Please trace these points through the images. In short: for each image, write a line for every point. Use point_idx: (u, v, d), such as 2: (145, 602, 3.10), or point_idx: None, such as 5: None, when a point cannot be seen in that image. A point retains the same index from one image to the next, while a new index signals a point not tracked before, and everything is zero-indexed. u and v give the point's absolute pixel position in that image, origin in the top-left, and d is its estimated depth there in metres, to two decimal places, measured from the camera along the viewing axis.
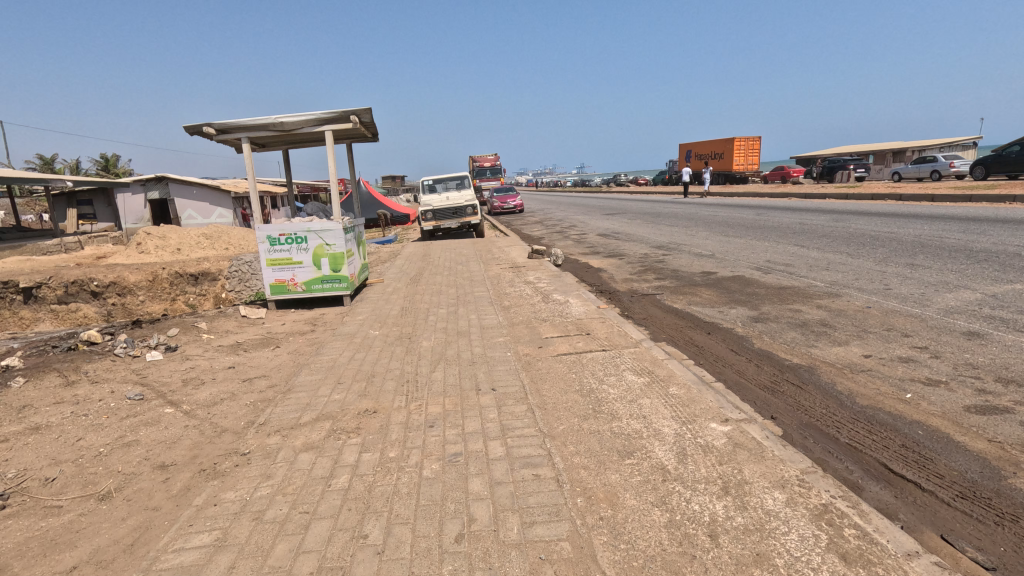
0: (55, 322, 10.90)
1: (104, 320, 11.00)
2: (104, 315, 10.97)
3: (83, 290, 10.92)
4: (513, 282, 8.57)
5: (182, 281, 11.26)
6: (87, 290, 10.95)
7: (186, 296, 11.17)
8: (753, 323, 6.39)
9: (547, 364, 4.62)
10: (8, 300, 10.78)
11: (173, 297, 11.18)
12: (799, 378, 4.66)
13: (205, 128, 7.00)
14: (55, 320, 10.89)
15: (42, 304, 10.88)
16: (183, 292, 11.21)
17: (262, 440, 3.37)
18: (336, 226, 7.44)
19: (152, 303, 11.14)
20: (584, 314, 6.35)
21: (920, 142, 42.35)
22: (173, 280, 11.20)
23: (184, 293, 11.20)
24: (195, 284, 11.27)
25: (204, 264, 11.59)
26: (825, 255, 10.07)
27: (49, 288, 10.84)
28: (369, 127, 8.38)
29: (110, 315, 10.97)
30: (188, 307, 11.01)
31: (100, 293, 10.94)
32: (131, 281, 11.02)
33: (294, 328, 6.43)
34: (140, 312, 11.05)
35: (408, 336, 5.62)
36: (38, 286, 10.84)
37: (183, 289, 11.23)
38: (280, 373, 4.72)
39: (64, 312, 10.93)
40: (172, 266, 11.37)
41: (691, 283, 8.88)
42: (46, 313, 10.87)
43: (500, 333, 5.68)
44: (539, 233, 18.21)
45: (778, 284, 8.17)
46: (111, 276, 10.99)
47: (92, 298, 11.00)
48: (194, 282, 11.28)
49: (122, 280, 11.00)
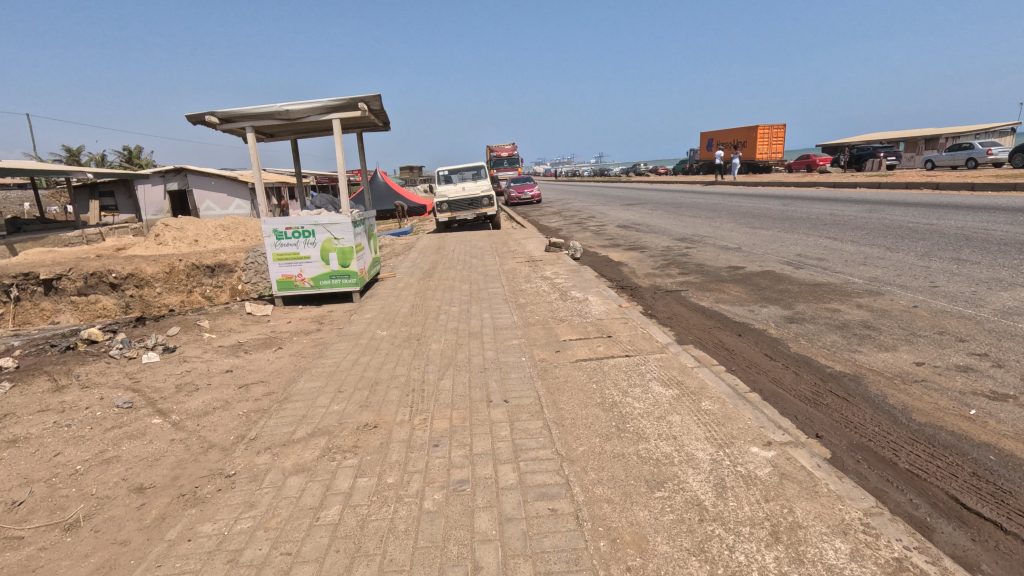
0: (76, 314, 10.82)
1: (123, 312, 10.90)
2: (123, 307, 10.88)
3: (102, 281, 10.81)
4: (529, 278, 8.19)
5: (199, 273, 11.18)
6: (106, 282, 10.84)
7: (203, 288, 10.96)
8: (788, 324, 5.92)
9: (565, 372, 4.25)
10: (29, 291, 10.70)
11: (190, 289, 11.10)
12: (845, 389, 4.21)
13: (208, 117, 6.71)
14: (76, 312, 10.79)
15: (63, 295, 10.79)
16: (199, 284, 11.13)
17: (250, 460, 3.07)
18: (345, 220, 7.09)
19: (169, 295, 11.01)
20: (605, 314, 5.96)
21: (955, 130, 40.73)
22: (190, 272, 11.11)
23: (201, 285, 11.15)
24: (211, 276, 11.22)
25: (221, 257, 11.60)
26: (862, 248, 9.49)
27: (69, 280, 10.75)
28: (380, 115, 8.00)
29: (128, 308, 10.87)
30: (204, 300, 10.79)
31: (119, 285, 10.83)
32: (149, 273, 10.90)
33: (300, 327, 6.15)
34: (157, 305, 10.92)
35: (417, 338, 5.29)
36: (58, 278, 10.76)
37: (200, 281, 11.19)
38: (280, 379, 4.41)
39: (84, 304, 10.81)
40: (188, 259, 11.34)
41: (718, 279, 8.40)
42: (66, 305, 10.76)
43: (514, 334, 5.31)
44: (556, 225, 17.78)
45: (812, 280, 7.66)
46: (129, 268, 10.88)
47: (110, 290, 10.89)
48: (209, 273, 11.34)
49: (139, 272, 10.87)
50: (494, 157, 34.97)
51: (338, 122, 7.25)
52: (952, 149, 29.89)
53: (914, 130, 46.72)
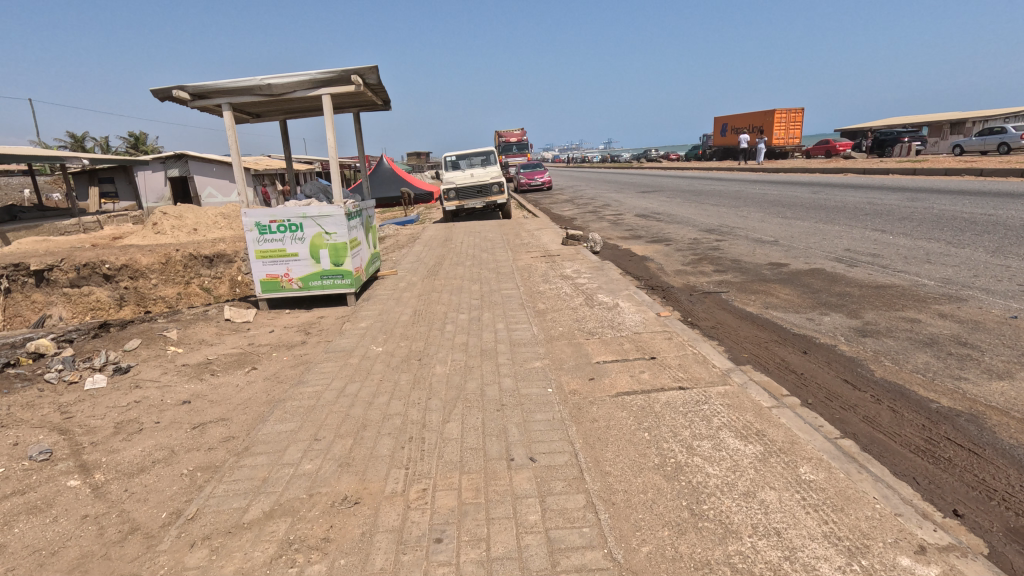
0: (68, 308, 9.58)
1: (118, 307, 9.75)
2: (118, 301, 9.73)
3: (96, 273, 9.65)
4: (547, 277, 7.23)
5: (196, 263, 10.36)
6: (100, 274, 9.68)
7: (202, 278, 10.38)
8: (861, 338, 4.96)
9: (605, 412, 3.33)
10: (19, 283, 9.41)
11: (188, 280, 10.25)
12: (968, 438, 3.26)
13: (176, 93, 5.75)
14: (69, 305, 9.57)
15: (55, 287, 9.56)
16: (197, 275, 10.37)
17: (177, 561, 2.18)
18: (338, 211, 6.18)
19: (166, 288, 10.01)
20: (642, 325, 5.01)
21: (982, 114, 39.13)
22: (187, 263, 10.25)
23: (199, 277, 10.34)
24: (210, 266, 10.47)
25: (219, 247, 10.80)
26: (920, 243, 8.47)
27: (61, 271, 9.51)
28: (378, 91, 7.03)
29: (124, 302, 9.73)
30: (203, 292, 10.31)
31: (114, 277, 9.67)
32: (144, 263, 9.83)
33: (284, 338, 5.27)
34: (154, 297, 9.88)
35: (418, 358, 4.36)
36: (49, 269, 9.50)
37: (198, 272, 10.36)
38: (247, 416, 3.53)
39: (77, 297, 9.63)
40: (185, 248, 10.42)
41: (761, 278, 7.42)
42: (59, 298, 9.52)
43: (535, 354, 4.39)
44: (569, 214, 16.81)
45: (872, 281, 6.68)
46: (124, 258, 9.78)
47: (105, 282, 9.72)
48: (208, 264, 10.50)
49: (135, 263, 9.79)
50: (502, 142, 33.97)
51: (330, 98, 6.27)
52: (983, 132, 28.55)
53: (940, 112, 44.95)
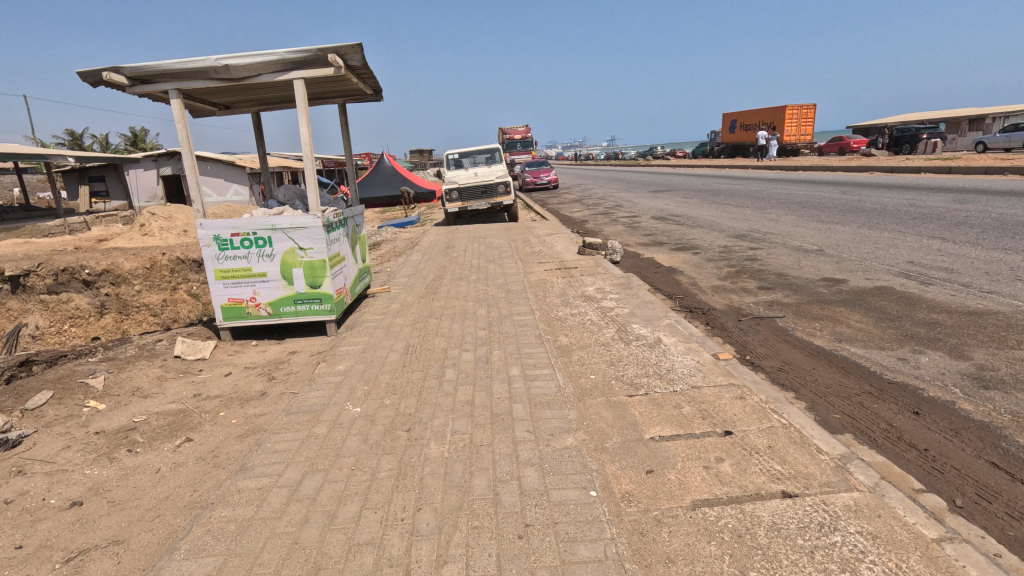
0: (46, 317, 8.12)
1: (100, 317, 8.35)
2: (100, 309, 8.36)
3: (75, 278, 8.32)
4: (566, 298, 6.09)
5: (184, 268, 9.26)
6: (79, 279, 8.37)
7: (190, 284, 9.24)
8: (985, 391, 3.81)
9: (685, 545, 2.19)
10: None
11: (174, 287, 9.06)
12: None
13: (109, 76, 4.63)
14: (48, 315, 8.11)
15: (31, 294, 8.09)
16: (185, 280, 9.23)
17: None
18: (314, 223, 5.06)
19: (150, 293, 8.78)
20: (699, 373, 3.86)
21: (1003, 109, 37.73)
22: (175, 267, 9.15)
23: (188, 283, 9.20)
24: (201, 271, 9.38)
25: None
26: (996, 255, 7.31)
27: (38, 276, 8.10)
28: (365, 75, 5.87)
29: (106, 309, 8.36)
30: (191, 298, 9.01)
31: (94, 282, 8.41)
32: (127, 268, 8.64)
33: (240, 387, 4.14)
34: (138, 305, 8.54)
35: (409, 427, 3.23)
36: (25, 273, 8.07)
37: (186, 277, 9.25)
38: (152, 537, 2.42)
39: (58, 304, 8.21)
40: (170, 251, 9.29)
41: (818, 297, 6.29)
42: (36, 305, 8.09)
43: (565, 420, 3.26)
44: (580, 216, 15.62)
45: (961, 305, 5.53)
46: (105, 262, 8.52)
47: (85, 288, 8.41)
48: (197, 269, 9.38)
49: (116, 267, 8.57)
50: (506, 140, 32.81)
51: (302, 83, 5.13)
52: (1008, 129, 27.24)
53: (957, 110, 43.56)
